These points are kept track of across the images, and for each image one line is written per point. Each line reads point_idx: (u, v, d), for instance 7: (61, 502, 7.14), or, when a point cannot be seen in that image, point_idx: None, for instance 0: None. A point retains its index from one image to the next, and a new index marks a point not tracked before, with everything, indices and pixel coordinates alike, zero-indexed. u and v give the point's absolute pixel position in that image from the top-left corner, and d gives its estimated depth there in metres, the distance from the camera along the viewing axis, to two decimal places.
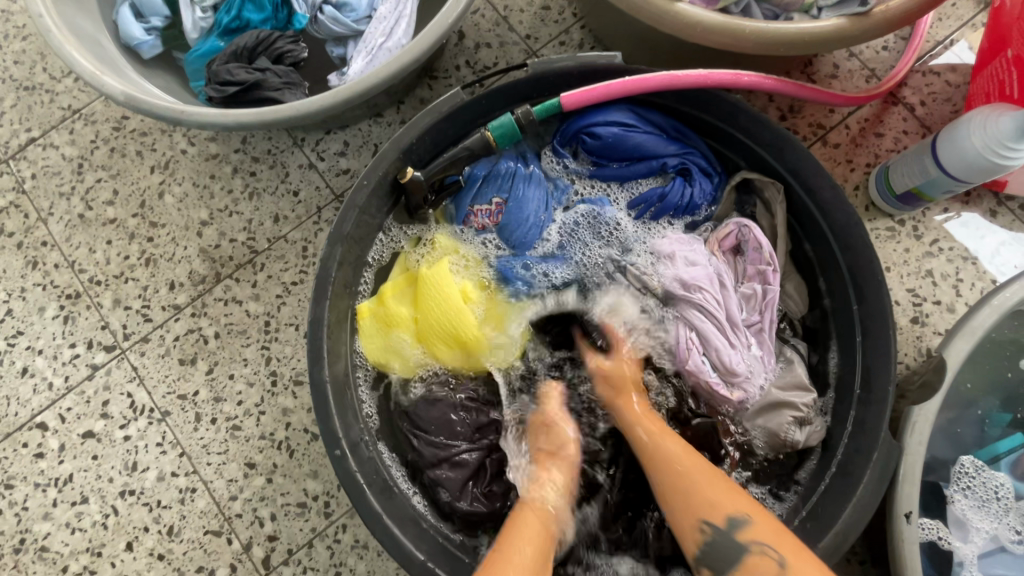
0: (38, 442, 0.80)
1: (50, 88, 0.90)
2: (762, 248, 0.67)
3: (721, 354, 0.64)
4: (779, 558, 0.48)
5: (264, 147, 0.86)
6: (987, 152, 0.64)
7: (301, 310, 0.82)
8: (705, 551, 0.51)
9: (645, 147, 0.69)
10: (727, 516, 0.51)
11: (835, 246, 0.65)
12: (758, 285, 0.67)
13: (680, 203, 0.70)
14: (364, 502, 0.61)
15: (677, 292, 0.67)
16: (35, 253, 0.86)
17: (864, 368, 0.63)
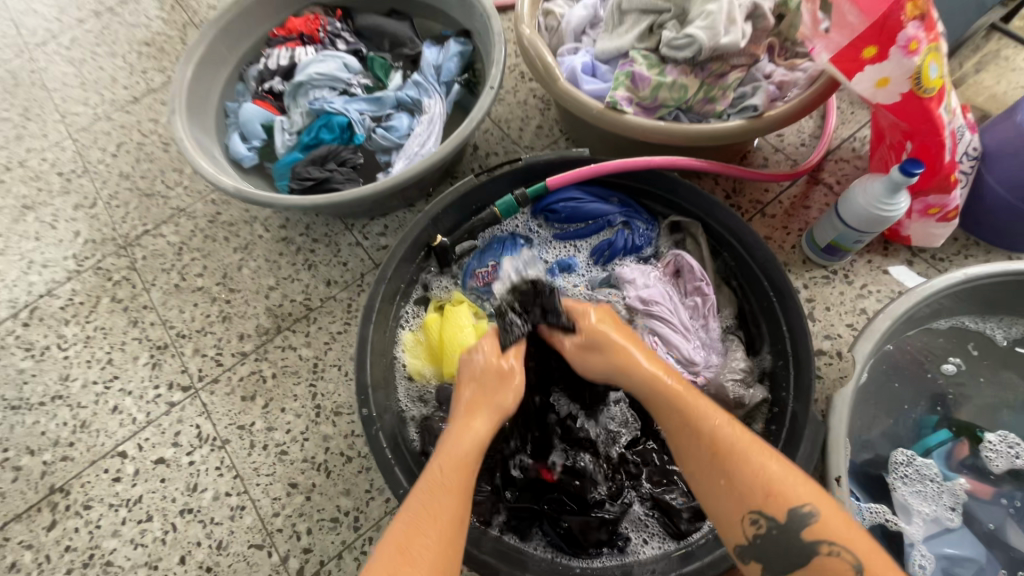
0: (118, 468, 0.95)
1: (165, 194, 1.19)
2: (695, 269, 0.85)
3: (680, 352, 0.80)
4: (853, 562, 0.47)
5: (322, 231, 1.11)
6: (869, 207, 0.83)
7: (344, 353, 1.00)
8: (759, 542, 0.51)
9: (594, 213, 0.91)
10: (792, 510, 0.50)
11: (759, 271, 0.81)
12: (697, 298, 0.84)
13: (626, 248, 0.90)
14: (391, 472, 0.73)
15: (639, 308, 0.83)
16: (136, 314, 1.08)
17: (796, 367, 0.75)
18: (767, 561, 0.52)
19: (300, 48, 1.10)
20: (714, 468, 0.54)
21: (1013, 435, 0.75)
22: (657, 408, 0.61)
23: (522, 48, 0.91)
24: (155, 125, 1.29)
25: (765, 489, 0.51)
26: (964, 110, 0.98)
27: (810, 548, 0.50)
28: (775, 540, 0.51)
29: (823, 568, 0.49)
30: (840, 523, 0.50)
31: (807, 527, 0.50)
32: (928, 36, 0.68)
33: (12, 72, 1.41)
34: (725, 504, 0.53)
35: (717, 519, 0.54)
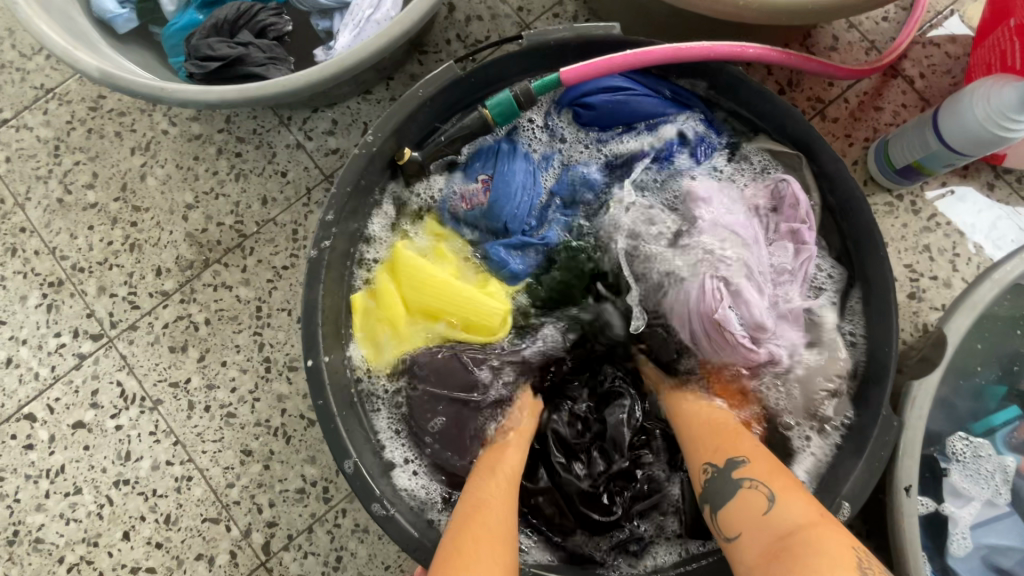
0: (28, 434, 0.78)
1: (20, 66, 0.85)
2: (800, 205, 0.63)
3: (754, 311, 0.59)
4: (768, 490, 0.47)
5: (249, 126, 0.83)
6: (987, 123, 0.63)
7: (293, 294, 0.80)
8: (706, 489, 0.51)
9: (642, 111, 0.67)
10: (726, 457, 0.52)
11: (831, 205, 0.65)
12: (790, 244, 0.64)
13: (676, 166, 0.68)
14: (367, 490, 0.59)
15: (705, 231, 0.63)
16: (13, 240, 0.83)
17: (869, 326, 0.62)
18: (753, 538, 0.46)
19: None
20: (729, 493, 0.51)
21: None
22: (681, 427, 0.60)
23: None
24: None
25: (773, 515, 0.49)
26: None
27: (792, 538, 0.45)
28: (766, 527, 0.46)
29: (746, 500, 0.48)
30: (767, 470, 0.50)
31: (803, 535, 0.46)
32: None
33: None
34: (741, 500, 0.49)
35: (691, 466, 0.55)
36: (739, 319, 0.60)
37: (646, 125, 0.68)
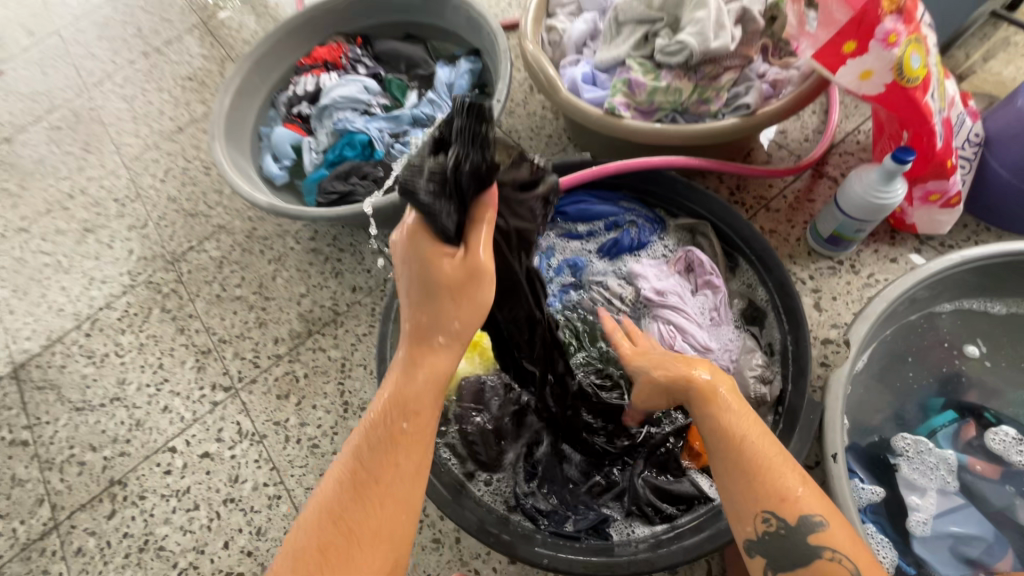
0: (168, 461, 1.04)
1: (209, 214, 1.31)
2: (705, 263, 0.86)
3: (698, 339, 0.81)
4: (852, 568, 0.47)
5: (348, 242, 1.20)
6: (871, 197, 0.85)
7: (369, 353, 1.08)
8: (767, 543, 0.50)
9: (602, 214, 0.94)
10: (802, 516, 0.49)
11: (753, 259, 0.84)
12: (707, 292, 0.86)
13: (633, 246, 0.93)
14: None
15: (654, 298, 0.86)
16: (183, 322, 1.18)
17: (793, 340, 0.77)
18: (772, 561, 0.50)
19: (325, 74, 1.20)
20: (732, 469, 0.52)
21: (1012, 429, 0.74)
22: (726, 470, 0.52)
23: (527, 63, 0.97)
24: (198, 152, 1.42)
25: (783, 492, 0.49)
26: (966, 97, 0.99)
27: (814, 551, 0.48)
28: (781, 544, 0.49)
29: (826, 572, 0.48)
30: (849, 538, 0.48)
31: (816, 534, 0.49)
32: (907, 30, 0.71)
33: (75, 110, 1.60)
34: (733, 498, 0.51)
35: (732, 508, 0.52)
36: (689, 346, 0.81)
37: (606, 222, 0.95)
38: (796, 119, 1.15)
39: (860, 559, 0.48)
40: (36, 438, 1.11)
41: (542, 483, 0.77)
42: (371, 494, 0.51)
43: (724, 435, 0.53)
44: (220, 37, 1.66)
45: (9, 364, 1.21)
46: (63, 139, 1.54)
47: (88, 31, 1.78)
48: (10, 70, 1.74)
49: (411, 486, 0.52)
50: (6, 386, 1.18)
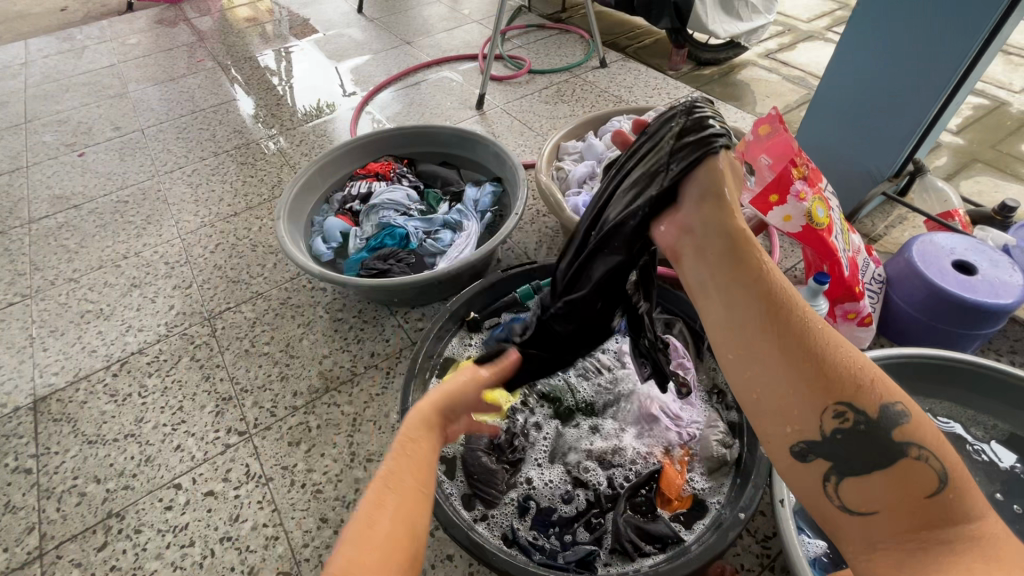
0: (171, 497, 1.09)
1: (249, 282, 1.50)
2: (677, 345, 1.06)
3: (668, 407, 0.97)
4: (939, 467, 0.56)
5: (372, 315, 1.39)
6: (802, 309, 1.10)
7: (379, 410, 1.20)
8: (844, 438, 0.59)
9: None
10: (883, 413, 0.59)
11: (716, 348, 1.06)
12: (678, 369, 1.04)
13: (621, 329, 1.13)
14: None
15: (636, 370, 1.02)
16: (210, 370, 1.30)
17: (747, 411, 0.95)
18: (842, 463, 0.60)
19: (376, 183, 1.50)
20: (787, 352, 0.61)
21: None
22: (796, 364, 0.61)
23: (541, 190, 1.28)
24: (248, 233, 1.65)
25: (857, 381, 0.60)
26: (870, 250, 1.30)
27: (900, 450, 0.58)
28: (861, 440, 0.59)
29: (906, 470, 0.57)
30: (929, 436, 0.58)
31: (901, 428, 0.59)
32: (812, 191, 1.05)
33: (143, 190, 1.85)
34: (798, 389, 0.61)
35: (805, 410, 0.61)
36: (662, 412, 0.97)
37: None
38: None
39: (937, 451, 0.57)
40: (40, 466, 1.15)
41: (534, 520, 0.87)
42: (378, 505, 0.62)
43: (789, 318, 0.62)
44: (282, 149, 2.01)
45: (29, 396, 1.28)
46: (128, 210, 1.77)
47: (168, 132, 2.13)
48: (92, 153, 2.04)
49: (400, 526, 0.60)
50: (22, 415, 1.24)
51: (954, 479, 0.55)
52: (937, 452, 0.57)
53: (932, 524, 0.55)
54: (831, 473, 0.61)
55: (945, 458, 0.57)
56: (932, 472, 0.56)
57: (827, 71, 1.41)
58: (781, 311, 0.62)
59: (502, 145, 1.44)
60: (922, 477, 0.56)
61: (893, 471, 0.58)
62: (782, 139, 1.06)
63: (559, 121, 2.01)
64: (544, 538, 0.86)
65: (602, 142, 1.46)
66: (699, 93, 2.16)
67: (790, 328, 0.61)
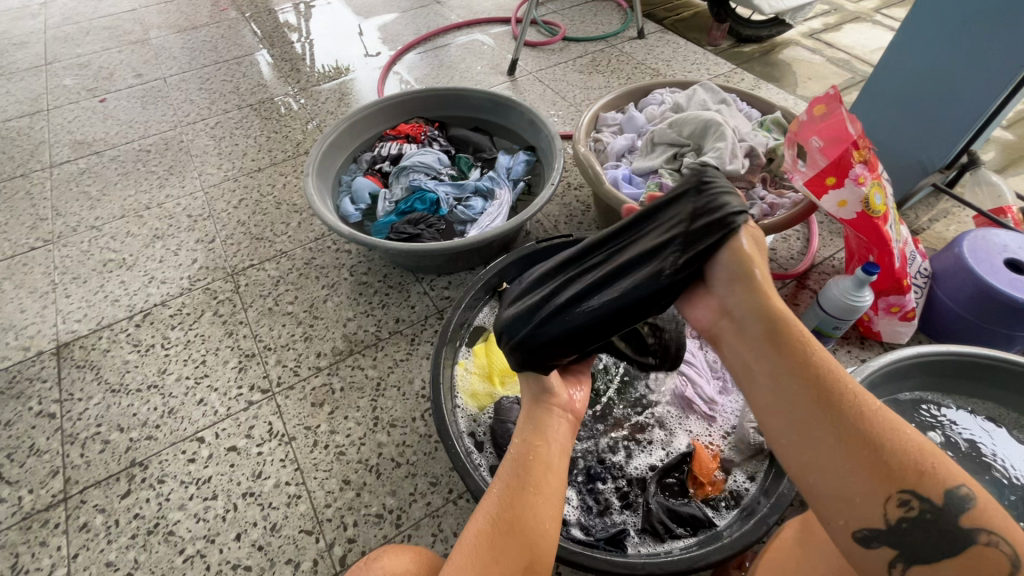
0: (194, 450, 1.08)
1: (273, 240, 1.47)
2: None
3: (705, 393, 0.96)
4: (1012, 556, 0.46)
5: (397, 281, 1.37)
6: (846, 299, 1.06)
7: (404, 377, 1.18)
8: (904, 523, 0.48)
9: None
10: (944, 492, 0.49)
11: None
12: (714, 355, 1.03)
13: None
14: (456, 455, 0.85)
15: None
16: (233, 327, 1.29)
17: None
18: (904, 550, 0.50)
19: (406, 145, 1.46)
20: (843, 437, 0.51)
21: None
22: (815, 422, 0.52)
23: (580, 161, 1.23)
24: (272, 190, 1.62)
25: (916, 464, 0.49)
26: (917, 243, 1.26)
27: (968, 536, 0.48)
28: (926, 526, 0.48)
29: (978, 559, 0.46)
30: (996, 517, 0.48)
31: (968, 516, 0.48)
32: (870, 176, 1.01)
33: (165, 140, 1.82)
34: (859, 476, 0.50)
35: (845, 486, 0.51)
36: (698, 397, 0.96)
37: None
38: (783, 241, 1.41)
39: (1019, 540, 0.46)
40: (64, 412, 1.15)
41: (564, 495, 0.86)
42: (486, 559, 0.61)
43: (835, 390, 0.53)
44: (307, 106, 1.96)
45: (52, 341, 1.27)
46: (150, 160, 1.74)
47: (190, 82, 2.07)
48: (113, 99, 1.99)
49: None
50: (45, 360, 1.24)
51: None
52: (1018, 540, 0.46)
53: None
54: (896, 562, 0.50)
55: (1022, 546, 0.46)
56: (1006, 562, 0.46)
57: (888, 49, 1.33)
58: (827, 389, 0.53)
59: (539, 112, 1.38)
60: (997, 566, 0.46)
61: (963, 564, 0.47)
62: (836, 121, 1.02)
63: (594, 92, 1.94)
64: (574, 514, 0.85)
65: (643, 115, 1.40)
66: (740, 70, 2.07)
67: (819, 382, 0.54)
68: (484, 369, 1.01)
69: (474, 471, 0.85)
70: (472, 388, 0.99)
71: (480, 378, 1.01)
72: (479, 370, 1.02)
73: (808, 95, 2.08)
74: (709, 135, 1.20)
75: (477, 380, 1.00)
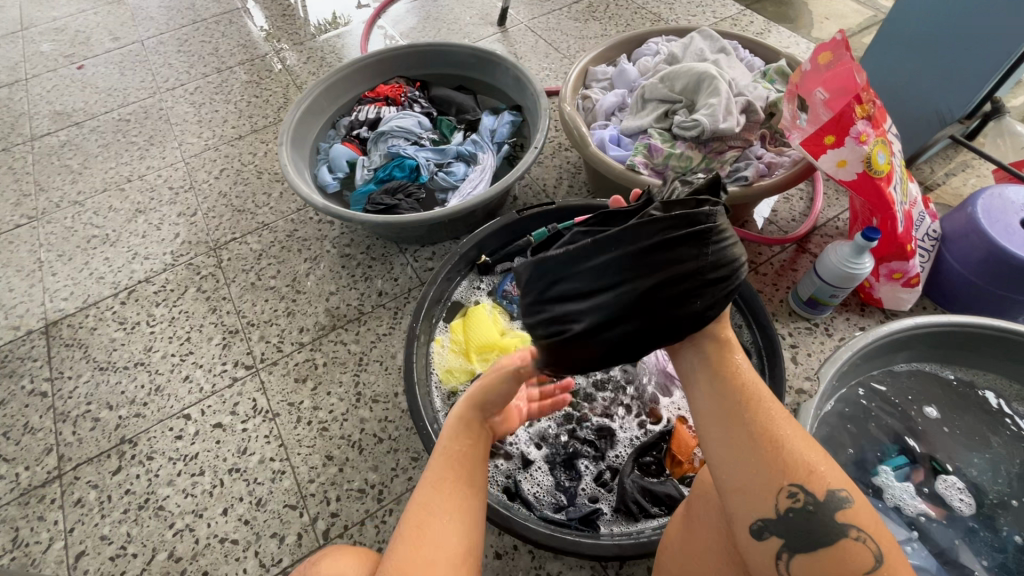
0: (181, 427, 1.10)
1: (254, 212, 1.44)
2: None
3: None
4: (876, 548, 0.49)
5: (380, 252, 1.33)
6: (843, 266, 1.00)
7: (387, 352, 1.17)
8: (792, 515, 0.51)
9: None
10: (827, 490, 0.51)
11: (744, 306, 0.99)
12: None
13: None
14: (428, 436, 0.83)
15: None
16: (216, 303, 1.28)
17: (773, 378, 0.90)
18: (788, 539, 0.51)
19: (385, 107, 1.39)
20: (747, 434, 0.54)
21: (957, 478, 0.84)
22: (728, 422, 0.56)
23: (564, 121, 1.16)
24: (253, 159, 1.57)
25: (807, 462, 0.52)
26: (927, 201, 1.17)
27: (840, 530, 0.50)
28: (807, 518, 0.50)
29: (847, 550, 0.49)
30: (869, 517, 0.51)
31: (842, 511, 0.51)
32: (875, 133, 0.92)
33: (145, 108, 1.76)
34: (759, 472, 0.53)
35: (748, 482, 0.53)
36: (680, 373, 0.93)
37: None
38: (785, 201, 1.33)
39: (881, 539, 0.50)
40: (55, 390, 1.17)
41: (539, 474, 0.86)
42: (428, 536, 0.59)
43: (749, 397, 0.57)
44: (288, 66, 1.87)
45: (40, 320, 1.28)
46: (130, 130, 1.69)
47: (168, 45, 1.99)
48: (90, 66, 1.92)
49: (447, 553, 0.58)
50: (35, 339, 1.25)
51: (891, 562, 0.47)
52: (880, 537, 0.49)
53: None
54: (780, 557, 0.52)
55: (888, 543, 0.49)
56: (868, 555, 0.48)
57: None
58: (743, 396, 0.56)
59: (524, 68, 1.29)
60: (860, 558, 0.48)
61: (835, 553, 0.50)
62: (844, 70, 0.91)
63: (590, 42, 1.81)
64: (549, 493, 0.84)
65: (635, 67, 1.30)
66: (750, 12, 1.91)
67: (728, 388, 0.58)
68: (460, 347, 1.00)
69: (446, 450, 0.85)
70: (446, 367, 0.98)
71: (457, 355, 0.99)
72: (455, 348, 1.00)
73: (824, 36, 1.92)
74: (703, 90, 1.11)
75: (453, 358, 0.99)
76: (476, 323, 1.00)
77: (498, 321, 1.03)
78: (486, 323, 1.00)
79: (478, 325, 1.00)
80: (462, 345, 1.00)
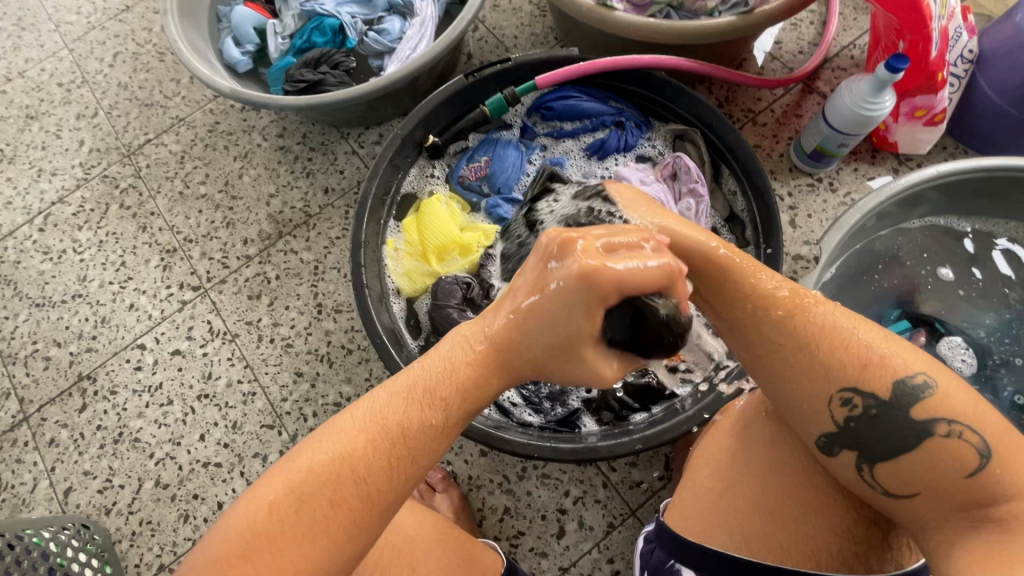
0: (138, 357, 1.03)
1: (164, 105, 1.22)
2: (691, 171, 0.87)
3: None
4: (979, 439, 0.45)
5: (319, 140, 1.14)
6: (857, 108, 0.84)
7: (343, 257, 1.06)
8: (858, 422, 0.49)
9: (590, 111, 0.92)
10: (901, 384, 0.48)
11: (738, 167, 0.85)
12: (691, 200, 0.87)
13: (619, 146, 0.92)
14: (388, 354, 0.75)
15: None
16: (145, 220, 1.13)
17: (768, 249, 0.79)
18: (862, 448, 0.49)
19: None
20: (791, 351, 0.51)
21: (960, 338, 0.80)
22: (773, 343, 0.53)
23: None
24: (149, 35, 1.29)
25: (864, 357, 0.49)
26: (966, 12, 0.95)
27: (925, 428, 0.47)
28: (876, 419, 0.48)
29: (938, 447, 0.46)
30: (964, 398, 0.47)
31: (921, 405, 0.47)
32: None
33: None
34: (810, 384, 0.51)
35: (803, 400, 0.51)
36: None
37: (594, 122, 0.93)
38: (792, 29, 1.10)
39: (978, 419, 0.46)
40: None
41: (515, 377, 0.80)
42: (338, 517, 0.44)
43: (794, 315, 0.52)
44: None
45: None
46: None
47: None
48: None
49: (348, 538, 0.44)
50: None
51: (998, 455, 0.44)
52: (976, 419, 0.45)
53: (967, 513, 0.45)
54: (857, 464, 0.50)
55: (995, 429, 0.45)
56: (968, 448, 0.45)
57: None
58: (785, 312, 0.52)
59: None
60: (957, 454, 0.45)
61: (923, 450, 0.47)
62: None
63: None
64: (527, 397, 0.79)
65: None
66: None
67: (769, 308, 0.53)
68: (415, 248, 0.88)
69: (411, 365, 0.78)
70: (403, 274, 0.87)
71: (414, 259, 0.88)
72: (410, 250, 0.88)
73: None
74: None
75: (410, 263, 0.88)
76: (431, 218, 0.88)
77: (455, 213, 0.90)
78: (442, 218, 0.88)
79: (432, 220, 0.87)
80: (418, 245, 0.88)
